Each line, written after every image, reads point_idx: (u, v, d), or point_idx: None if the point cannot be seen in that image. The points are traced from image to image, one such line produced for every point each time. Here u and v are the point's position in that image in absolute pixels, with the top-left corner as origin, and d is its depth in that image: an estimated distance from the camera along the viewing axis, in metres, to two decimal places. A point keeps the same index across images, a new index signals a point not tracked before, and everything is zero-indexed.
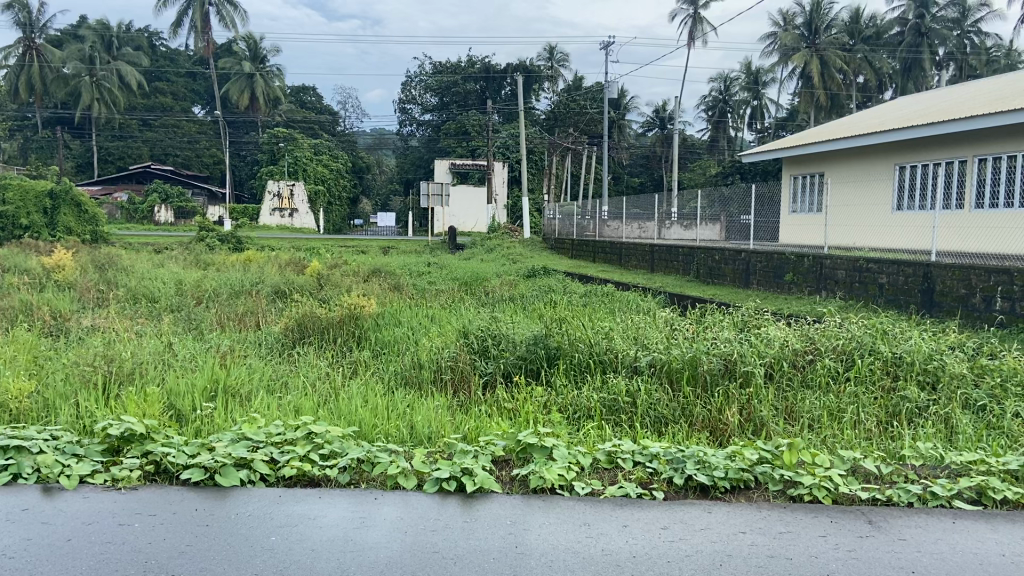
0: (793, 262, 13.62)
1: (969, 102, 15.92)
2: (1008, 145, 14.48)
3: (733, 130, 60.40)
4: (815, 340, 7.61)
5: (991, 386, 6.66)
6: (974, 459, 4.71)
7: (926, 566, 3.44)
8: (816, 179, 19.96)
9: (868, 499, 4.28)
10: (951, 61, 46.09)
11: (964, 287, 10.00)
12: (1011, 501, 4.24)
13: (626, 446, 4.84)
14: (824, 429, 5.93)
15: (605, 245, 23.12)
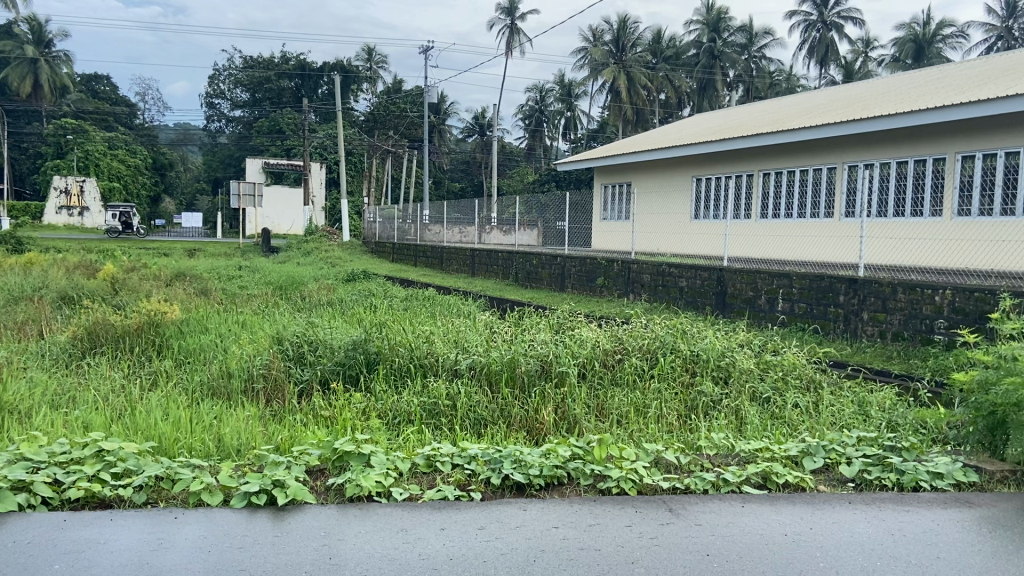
0: (604, 267, 14.34)
1: (756, 121, 17.50)
2: (789, 162, 16.09)
3: (548, 139, 62.64)
4: (623, 340, 8.04)
5: (775, 379, 7.37)
6: (760, 447, 5.19)
7: (720, 548, 3.72)
8: (624, 188, 21.10)
9: (668, 489, 4.60)
10: (740, 83, 50.40)
11: (751, 290, 10.97)
12: (791, 484, 4.70)
13: (444, 450, 4.86)
14: (631, 424, 6.29)
15: (425, 249, 23.19)
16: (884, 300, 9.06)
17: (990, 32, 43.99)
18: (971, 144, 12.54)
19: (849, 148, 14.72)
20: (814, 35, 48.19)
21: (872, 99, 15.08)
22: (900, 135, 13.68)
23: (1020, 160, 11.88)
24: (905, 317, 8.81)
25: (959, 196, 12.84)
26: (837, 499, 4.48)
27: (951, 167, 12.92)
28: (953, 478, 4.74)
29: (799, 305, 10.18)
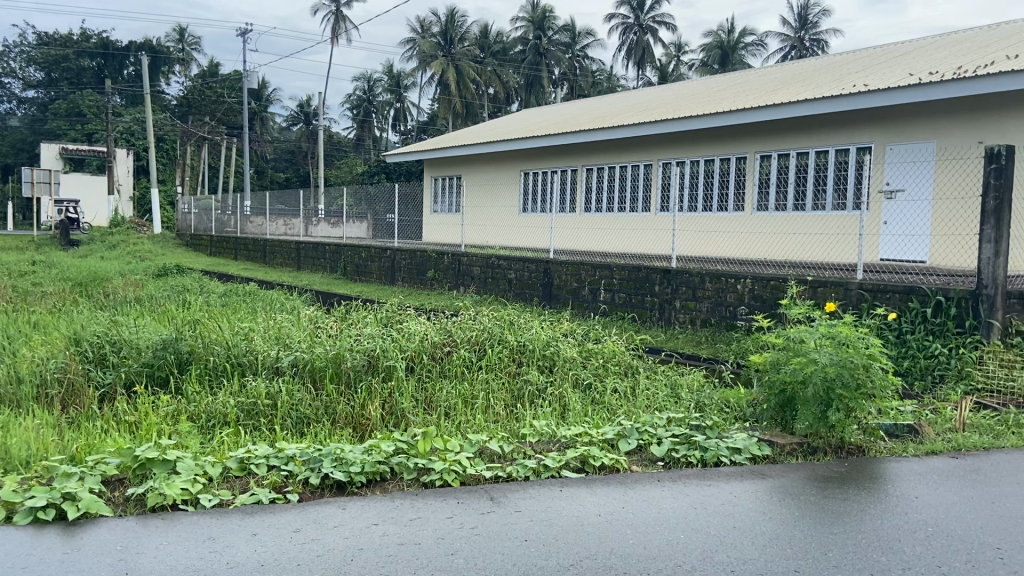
0: (434, 260, 14.34)
1: (579, 118, 18.14)
2: (610, 158, 16.80)
3: (378, 130, 61.82)
4: (451, 332, 8.04)
5: (596, 366, 7.68)
6: (580, 432, 5.37)
7: (538, 533, 3.81)
8: (454, 181, 21.19)
9: (490, 478, 4.66)
10: (564, 81, 52.07)
11: (575, 281, 11.37)
12: (607, 466, 4.91)
13: (259, 452, 4.65)
14: (459, 416, 6.32)
15: (248, 242, 22.17)
16: (694, 289, 9.68)
17: (785, 42, 48.11)
18: (769, 145, 13.66)
19: (664, 146, 15.59)
20: (631, 37, 50.62)
21: (683, 100, 16.06)
22: (709, 134, 14.66)
23: (809, 161, 13.07)
24: (713, 304, 9.46)
25: (758, 193, 13.97)
26: (648, 478, 4.73)
27: (751, 165, 14.01)
28: (750, 453, 5.14)
29: (619, 295, 10.67)
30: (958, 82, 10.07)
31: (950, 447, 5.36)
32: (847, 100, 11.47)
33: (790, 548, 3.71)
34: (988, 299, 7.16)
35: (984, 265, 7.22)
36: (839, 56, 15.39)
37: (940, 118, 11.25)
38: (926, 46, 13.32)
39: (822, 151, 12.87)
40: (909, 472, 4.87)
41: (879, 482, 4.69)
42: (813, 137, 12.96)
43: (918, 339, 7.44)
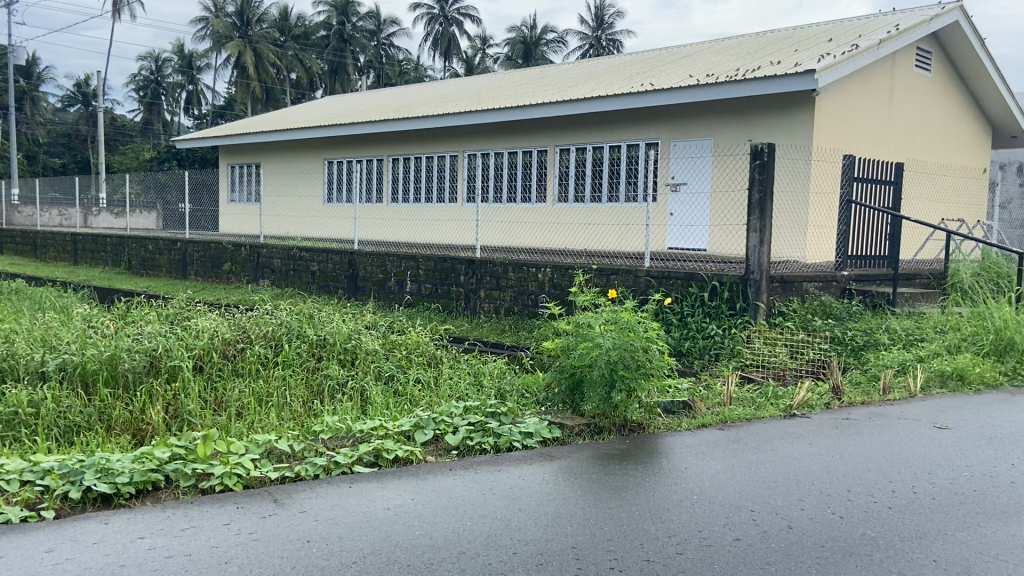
0: (231, 252, 13.62)
1: (385, 108, 17.91)
2: (416, 148, 16.72)
3: (171, 114, 57.88)
4: (246, 327, 7.63)
5: (399, 358, 7.59)
6: (375, 425, 5.27)
7: (321, 533, 3.70)
8: (254, 169, 20.23)
9: (276, 480, 4.48)
10: (370, 69, 51.39)
11: (381, 272, 11.22)
12: (401, 458, 4.87)
13: (10, 467, 4.17)
14: (250, 415, 6.01)
15: (16, 235, 19.91)
16: (497, 278, 9.86)
17: (583, 41, 50.42)
18: (568, 138, 14.19)
19: (469, 138, 15.75)
20: (437, 28, 50.87)
21: (488, 93, 16.31)
22: (512, 127, 14.99)
23: (604, 154, 13.73)
24: (515, 293, 9.69)
25: (558, 185, 14.48)
26: (439, 468, 4.74)
27: (552, 158, 14.49)
28: (540, 436, 5.32)
29: (424, 285, 10.69)
30: (730, 84, 10.96)
31: (718, 420, 5.84)
32: (636, 98, 12.14)
33: (570, 525, 3.91)
34: (755, 283, 7.90)
35: (751, 253, 7.94)
36: (631, 56, 16.30)
37: (717, 117, 12.19)
38: (705, 50, 14.40)
39: (616, 146, 13.56)
40: (681, 445, 5.26)
41: (656, 457, 5.02)
42: (608, 132, 13.62)
43: (697, 321, 8.04)
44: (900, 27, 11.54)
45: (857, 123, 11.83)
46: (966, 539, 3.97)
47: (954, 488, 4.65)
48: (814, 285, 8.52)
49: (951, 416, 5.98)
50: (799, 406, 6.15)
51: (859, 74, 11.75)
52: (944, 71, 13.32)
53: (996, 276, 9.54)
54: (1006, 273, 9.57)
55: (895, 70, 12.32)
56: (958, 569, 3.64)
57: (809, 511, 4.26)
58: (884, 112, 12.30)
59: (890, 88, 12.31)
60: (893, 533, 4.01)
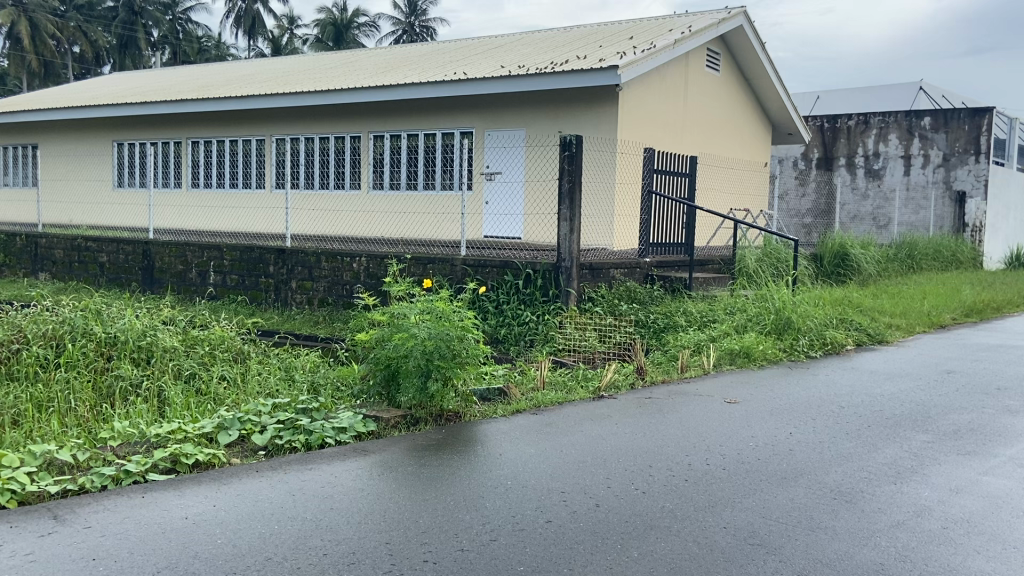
0: (3, 243, 12.21)
1: (183, 87, 16.71)
2: (219, 131, 15.76)
3: None
4: (20, 327, 6.82)
5: (201, 355, 7.10)
6: (173, 428, 4.89)
7: (110, 549, 3.37)
8: (30, 151, 18.19)
9: (58, 494, 4.03)
10: (167, 46, 47.79)
11: (180, 263, 10.47)
12: (202, 462, 4.55)
13: None
14: (26, 424, 5.38)
15: None
16: (310, 268, 9.51)
17: (396, 26, 49.79)
18: (382, 125, 13.95)
19: (278, 122, 15.06)
20: (240, 5, 48.15)
21: (296, 75, 15.67)
22: (324, 112, 14.50)
23: (418, 142, 13.63)
24: (329, 283, 9.39)
25: (373, 172, 14.21)
26: (245, 471, 4.48)
27: (366, 144, 14.19)
28: (354, 431, 5.18)
29: (231, 276, 10.12)
30: (540, 76, 11.25)
31: (531, 405, 5.98)
32: (450, 86, 12.14)
33: (384, 520, 3.85)
34: (566, 270, 8.16)
35: (562, 241, 8.19)
36: (443, 44, 16.29)
37: (528, 108, 12.47)
38: (515, 42, 14.69)
39: (430, 133, 13.50)
40: (497, 432, 5.34)
41: (471, 445, 5.07)
42: (422, 120, 13.53)
43: (512, 308, 8.21)
44: (692, 28, 12.37)
45: (656, 118, 12.57)
46: (751, 504, 4.35)
47: (741, 457, 5.07)
48: (620, 271, 8.95)
49: (740, 390, 6.53)
50: (607, 388, 6.44)
51: (657, 71, 12.47)
52: (731, 71, 14.42)
53: (776, 261, 10.50)
54: (784, 258, 10.56)
55: (688, 69, 13.19)
56: (744, 533, 3.99)
57: (615, 489, 4.49)
58: (680, 109, 13.15)
59: (684, 86, 13.16)
60: (689, 503, 4.32)
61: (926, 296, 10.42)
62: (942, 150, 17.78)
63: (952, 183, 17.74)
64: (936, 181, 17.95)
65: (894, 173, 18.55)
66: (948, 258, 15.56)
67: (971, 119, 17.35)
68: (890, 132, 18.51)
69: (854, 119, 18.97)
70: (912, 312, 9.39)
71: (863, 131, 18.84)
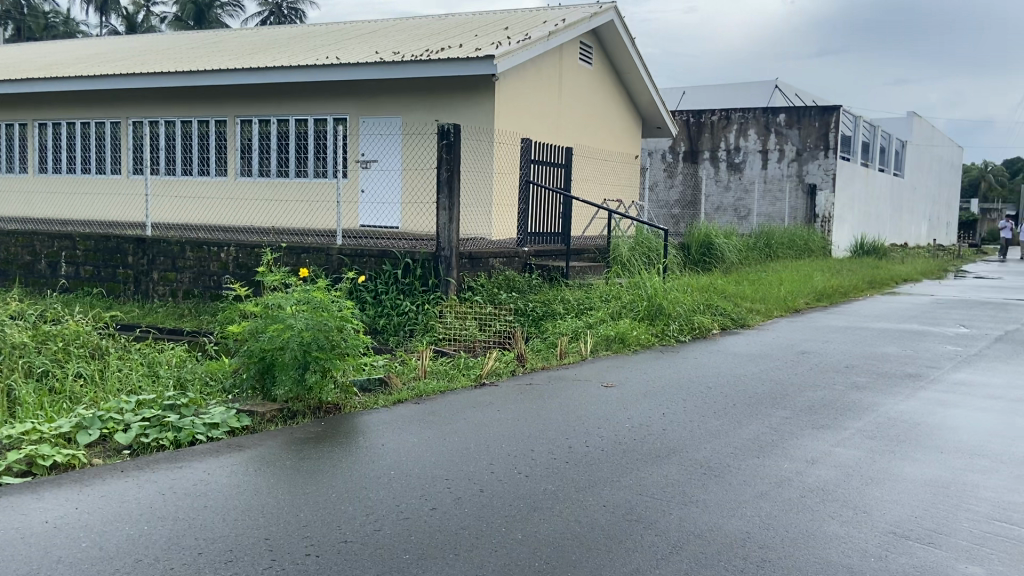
0: None
1: (26, 63, 15.45)
2: (70, 112, 14.69)
3: None
4: None
5: (54, 352, 6.60)
6: (26, 429, 4.52)
7: None
8: None
9: None
10: (6, 18, 43.94)
11: (28, 253, 9.76)
12: (61, 464, 4.23)
13: None
14: None
15: None
16: (173, 259, 9.02)
17: (264, 7, 47.94)
18: (249, 109, 13.40)
19: (136, 104, 14.19)
20: None
21: (155, 54, 14.81)
22: (186, 94, 13.77)
23: (289, 128, 13.18)
24: (194, 274, 8.93)
25: (240, 158, 13.65)
26: (110, 471, 4.21)
27: (232, 130, 13.60)
28: (228, 426, 4.97)
29: (85, 268, 9.51)
30: (416, 64, 11.14)
31: (414, 394, 5.94)
32: (323, 71, 11.82)
33: (262, 516, 3.71)
34: (446, 260, 8.14)
35: (441, 230, 8.16)
36: (314, 27, 15.82)
37: (404, 95, 12.33)
38: (389, 28, 14.46)
39: (301, 120, 13.09)
40: (378, 422, 5.27)
41: (352, 436, 4.97)
42: (293, 105, 13.10)
43: (391, 298, 8.15)
44: (565, 22, 12.59)
45: (532, 110, 12.74)
46: (628, 482, 4.51)
47: (618, 438, 5.24)
48: (499, 260, 9.02)
49: (615, 374, 6.75)
50: (488, 375, 6.48)
51: (532, 63, 12.62)
52: (603, 65, 14.79)
53: (647, 250, 10.89)
54: (654, 247, 10.96)
55: (562, 62, 13.43)
56: (623, 510, 4.13)
57: (498, 474, 4.53)
58: (555, 101, 13.38)
59: (559, 78, 13.40)
60: (570, 484, 4.43)
61: (782, 283, 11.13)
62: (795, 146, 19.00)
63: (804, 177, 18.98)
64: (790, 175, 19.18)
65: (753, 166, 19.65)
66: (801, 246, 16.67)
67: (820, 117, 18.58)
68: (749, 128, 19.60)
69: (717, 115, 19.90)
70: (771, 297, 10.00)
71: (725, 126, 19.83)
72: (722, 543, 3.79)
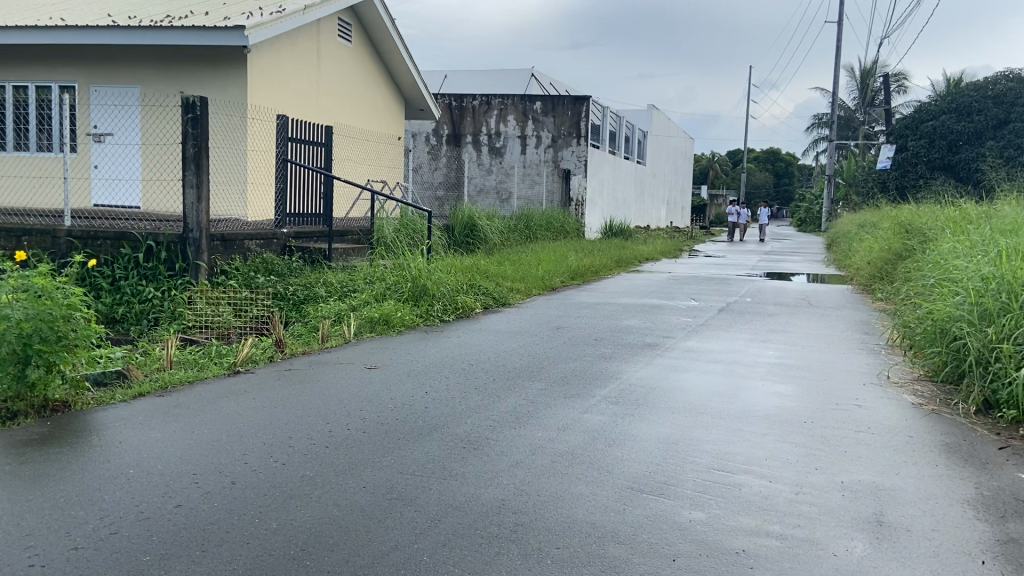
0: None
1: None
2: None
3: None
4: None
5: None
6: None
7: None
8: None
9: None
10: None
11: None
12: None
13: None
14: None
15: None
16: None
17: None
18: None
19: None
20: None
21: None
22: None
23: (5, 95, 11.71)
24: None
25: None
26: None
27: None
28: None
29: None
30: (157, 32, 10.30)
31: (157, 386, 5.51)
32: (46, 33, 10.58)
33: None
34: (194, 241, 7.71)
35: (189, 210, 7.71)
36: None
37: (145, 66, 11.38)
38: None
39: (20, 87, 11.68)
40: (116, 418, 4.84)
41: (85, 435, 4.53)
42: (12, 70, 11.64)
43: (132, 284, 7.57)
44: None
45: (288, 85, 12.26)
46: (389, 462, 4.52)
47: (380, 419, 5.23)
48: (255, 242, 8.64)
49: (379, 355, 6.73)
50: (242, 363, 6.18)
51: (288, 37, 12.13)
52: (362, 43, 14.58)
53: (411, 232, 10.94)
54: (418, 229, 11.05)
55: (320, 38, 13.07)
56: (383, 490, 4.13)
57: (252, 464, 4.34)
58: (313, 78, 13.01)
59: (317, 55, 13.02)
60: (329, 468, 4.36)
61: (540, 262, 11.72)
62: (550, 132, 20.08)
63: (560, 162, 20.18)
64: (546, 160, 20.27)
65: (513, 151, 20.40)
66: (558, 228, 17.66)
67: (573, 106, 19.82)
68: (509, 113, 20.27)
69: (478, 100, 20.34)
70: (529, 277, 10.48)
71: (485, 111, 20.33)
72: (478, 512, 3.93)
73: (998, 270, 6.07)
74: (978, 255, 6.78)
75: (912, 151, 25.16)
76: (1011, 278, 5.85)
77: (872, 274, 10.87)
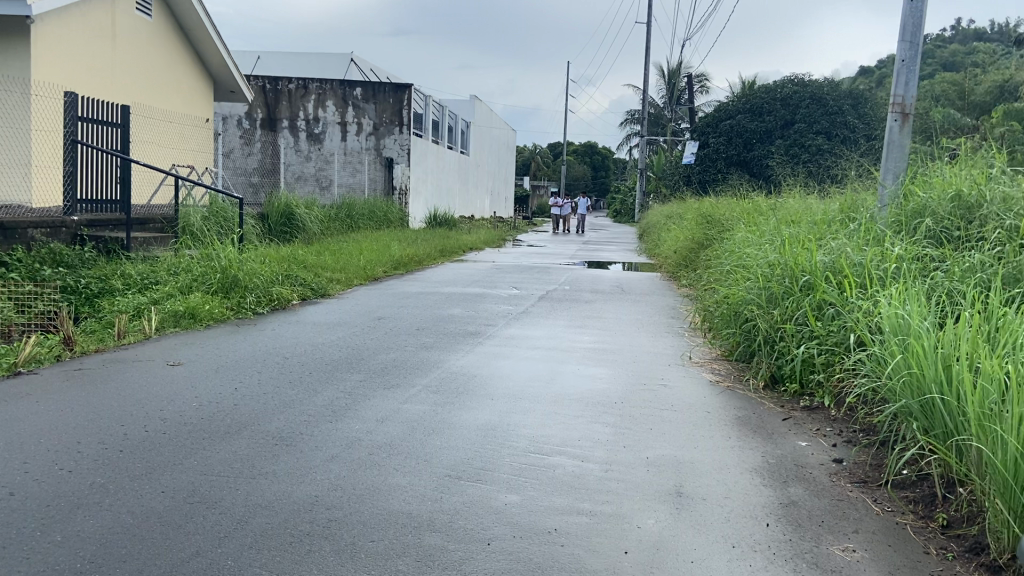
0: None
1: None
2: None
3: None
4: None
5: None
6: None
7: None
8: None
9: None
10: None
11: None
12: None
13: None
14: None
15: None
16: None
17: None
18: None
19: None
20: None
21: None
22: None
23: None
24: None
25: None
26: None
27: None
28: None
29: None
30: None
31: None
32: None
33: None
34: None
35: None
36: None
37: None
38: None
39: None
40: None
41: None
42: None
43: None
44: None
45: (77, 58, 11.21)
46: (192, 464, 4.25)
47: (183, 420, 4.90)
48: (40, 232, 7.94)
49: (183, 351, 6.33)
50: (25, 363, 5.61)
51: (79, 8, 11.14)
52: (165, 19, 13.66)
53: (222, 220, 10.38)
54: (231, 218, 10.51)
55: (116, 12, 12.11)
56: (184, 494, 3.88)
57: (33, 473, 3.94)
58: (109, 54, 12.04)
59: (113, 29, 12.07)
60: (124, 474, 4.03)
61: (362, 252, 11.50)
62: (373, 120, 19.78)
63: (383, 150, 19.94)
64: (369, 148, 19.96)
65: (333, 138, 19.97)
66: (381, 218, 17.43)
67: (395, 94, 19.64)
68: (327, 98, 19.76)
69: (293, 84, 19.74)
70: (350, 266, 10.27)
71: (303, 96, 19.78)
72: (288, 511, 3.78)
73: (781, 257, 6.66)
74: (765, 243, 7.40)
75: (713, 147, 27.17)
76: (792, 264, 6.42)
77: (678, 262, 11.60)
